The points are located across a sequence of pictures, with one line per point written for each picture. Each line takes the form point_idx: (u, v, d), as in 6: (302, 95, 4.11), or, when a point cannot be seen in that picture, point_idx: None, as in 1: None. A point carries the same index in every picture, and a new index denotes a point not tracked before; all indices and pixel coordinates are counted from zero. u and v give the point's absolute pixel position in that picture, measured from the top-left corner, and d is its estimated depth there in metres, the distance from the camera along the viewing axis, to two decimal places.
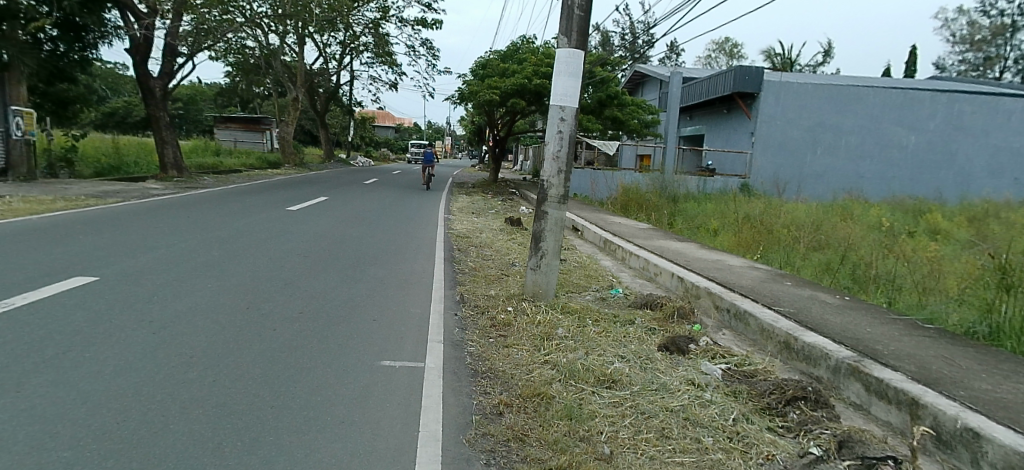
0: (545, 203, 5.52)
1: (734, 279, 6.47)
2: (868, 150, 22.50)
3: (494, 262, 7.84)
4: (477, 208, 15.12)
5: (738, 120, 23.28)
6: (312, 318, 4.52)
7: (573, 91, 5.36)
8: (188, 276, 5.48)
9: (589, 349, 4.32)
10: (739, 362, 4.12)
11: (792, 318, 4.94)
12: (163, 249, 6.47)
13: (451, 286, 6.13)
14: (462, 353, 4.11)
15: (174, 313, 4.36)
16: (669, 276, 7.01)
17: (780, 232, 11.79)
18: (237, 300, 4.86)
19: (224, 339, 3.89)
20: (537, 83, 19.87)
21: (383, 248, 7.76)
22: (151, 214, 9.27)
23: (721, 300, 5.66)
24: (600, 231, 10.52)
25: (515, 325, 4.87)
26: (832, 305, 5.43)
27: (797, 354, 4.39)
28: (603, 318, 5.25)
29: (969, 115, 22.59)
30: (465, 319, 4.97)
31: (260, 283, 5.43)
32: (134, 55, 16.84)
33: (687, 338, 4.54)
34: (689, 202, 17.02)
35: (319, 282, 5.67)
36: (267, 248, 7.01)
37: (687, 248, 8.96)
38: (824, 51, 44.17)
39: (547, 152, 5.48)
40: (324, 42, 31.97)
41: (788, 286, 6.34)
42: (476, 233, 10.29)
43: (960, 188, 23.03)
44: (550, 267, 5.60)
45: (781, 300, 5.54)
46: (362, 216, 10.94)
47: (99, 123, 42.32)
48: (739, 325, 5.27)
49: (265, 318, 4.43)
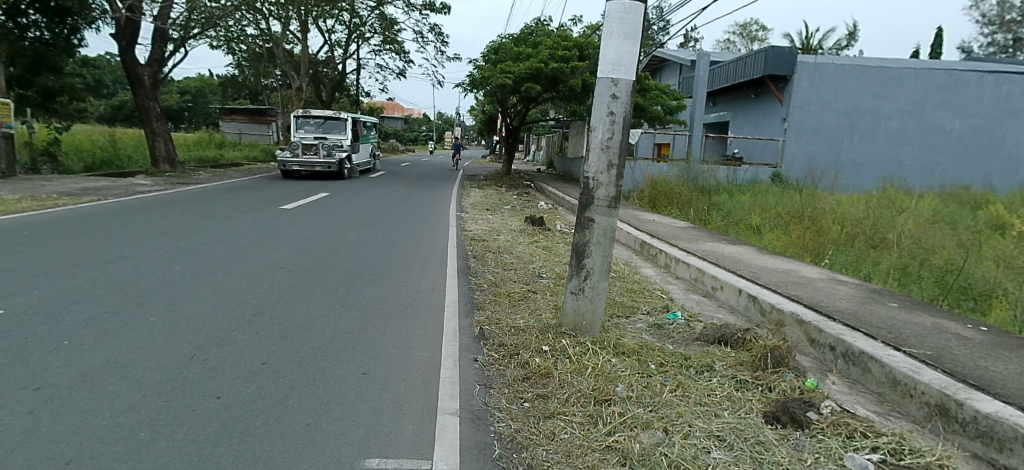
0: (591, 207, 4.18)
1: (823, 300, 5.15)
2: (909, 136, 20.84)
3: (517, 274, 6.53)
4: (492, 204, 13.86)
5: (769, 106, 21.65)
6: (275, 376, 3.26)
7: (628, 58, 4.04)
8: (125, 304, 4.24)
9: (668, 424, 3.00)
10: (893, 450, 2.80)
11: (937, 366, 3.58)
12: (113, 268, 5.26)
13: (470, 312, 4.87)
14: (487, 434, 2.83)
15: (81, 368, 3.12)
16: (735, 293, 5.69)
17: (834, 229, 10.47)
18: (180, 342, 3.62)
19: (136, 422, 2.63)
20: (554, 67, 18.40)
21: (385, 261, 6.51)
22: (119, 219, 8.09)
23: (822, 333, 4.36)
24: (634, 232, 9.20)
25: (556, 376, 3.58)
26: (975, 343, 4.04)
27: (965, 429, 3.04)
28: (669, 362, 3.94)
29: (1020, 96, 20.75)
30: (489, 370, 3.66)
31: (222, 315, 4.21)
32: (120, 40, 15.63)
33: (802, 402, 3.21)
34: (721, 194, 15.61)
35: (301, 313, 4.42)
36: (244, 264, 5.77)
37: (741, 252, 7.66)
38: (849, 34, 41.54)
39: (593, 140, 4.15)
40: (328, 28, 30.66)
41: (894, 309, 4.98)
42: (493, 234, 9.10)
43: (1010, 177, 21.26)
44: (597, 291, 4.28)
45: (905, 335, 4.17)
46: (365, 218, 9.73)
47: (107, 117, 41.18)
48: (856, 373, 3.94)
49: (209, 377, 3.17)
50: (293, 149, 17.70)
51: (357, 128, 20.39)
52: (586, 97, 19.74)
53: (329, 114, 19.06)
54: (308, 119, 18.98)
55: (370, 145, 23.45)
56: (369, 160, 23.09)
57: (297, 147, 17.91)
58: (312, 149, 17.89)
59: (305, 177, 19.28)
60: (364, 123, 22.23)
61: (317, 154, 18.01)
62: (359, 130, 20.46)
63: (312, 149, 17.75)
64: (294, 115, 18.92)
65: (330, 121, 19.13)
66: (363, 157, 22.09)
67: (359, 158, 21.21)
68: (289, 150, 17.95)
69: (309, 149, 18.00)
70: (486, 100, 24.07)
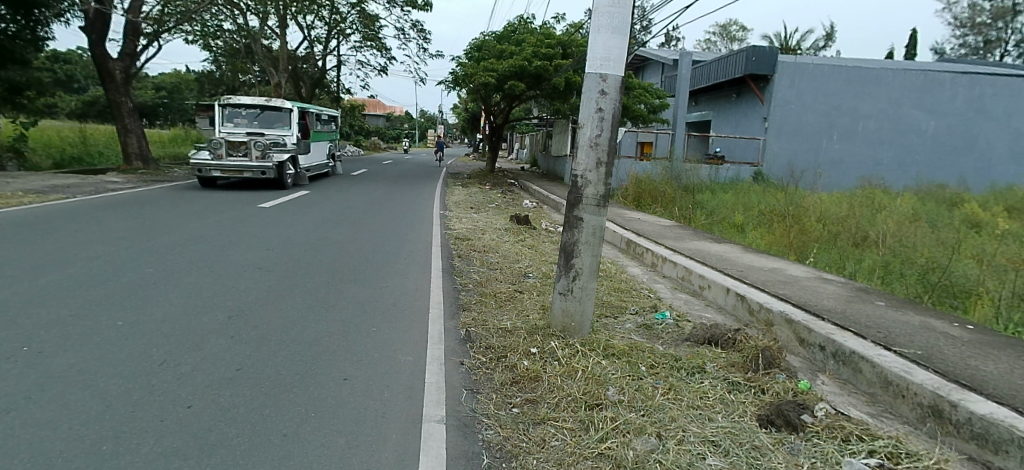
0: (579, 206, 4.09)
1: (811, 299, 5.13)
2: (886, 135, 21.16)
3: (503, 274, 6.42)
4: (476, 202, 13.72)
5: (750, 105, 21.83)
6: (251, 383, 3.10)
7: (617, 53, 3.95)
8: (91, 307, 4.03)
9: (662, 429, 2.91)
10: (890, 453, 2.74)
11: (928, 366, 3.55)
12: (79, 269, 5.02)
13: (455, 314, 4.74)
14: (475, 443, 2.71)
15: (41, 377, 2.93)
16: (723, 292, 5.65)
17: (817, 228, 10.54)
18: (149, 347, 3.44)
19: (99, 435, 2.46)
20: (537, 65, 18.30)
21: (368, 261, 6.35)
22: (89, 218, 7.80)
23: (812, 333, 4.31)
24: (619, 231, 9.15)
25: (545, 380, 3.47)
26: (963, 342, 4.03)
27: (959, 430, 3.00)
28: (659, 364, 3.85)
29: (993, 97, 21.21)
30: (476, 374, 3.54)
31: (195, 318, 4.02)
32: (90, 33, 15.15)
33: (795, 405, 3.14)
34: (704, 193, 15.66)
35: (280, 316, 4.26)
36: (219, 265, 5.57)
37: (727, 251, 7.64)
38: (826, 35, 42.15)
39: (582, 137, 4.05)
40: (308, 24, 30.18)
41: (881, 307, 4.97)
42: (478, 233, 8.96)
43: (984, 176, 21.71)
44: (585, 291, 4.19)
45: (894, 335, 4.15)
46: (346, 217, 9.53)
47: (78, 113, 40.03)
48: (847, 373, 3.90)
49: (180, 385, 3.00)
50: (212, 149, 13.01)
51: (306, 122, 15.97)
52: (570, 95, 19.68)
53: (268, 103, 14.70)
54: (239, 109, 14.64)
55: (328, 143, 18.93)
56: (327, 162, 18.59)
57: (218, 146, 13.22)
58: (239, 149, 13.24)
59: (229, 185, 14.49)
60: (322, 116, 17.83)
61: (246, 155, 13.28)
62: (310, 125, 16.13)
63: (239, 148, 13.07)
64: (221, 103, 14.62)
65: (268, 113, 14.79)
66: (319, 158, 17.56)
67: (310, 160, 16.68)
68: (209, 150, 13.35)
69: (235, 148, 13.32)
70: (469, 97, 23.88)
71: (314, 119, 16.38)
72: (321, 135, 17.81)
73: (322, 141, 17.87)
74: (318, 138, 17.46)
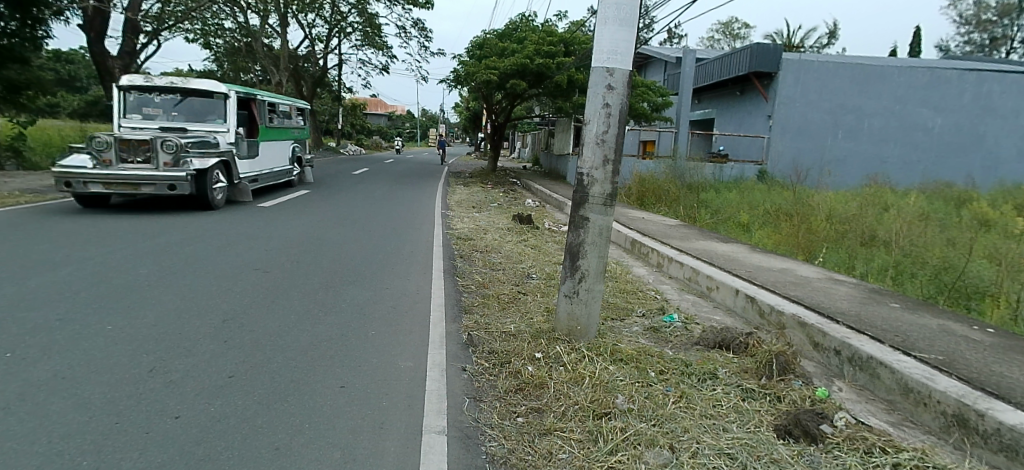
0: (585, 205, 3.94)
1: (824, 300, 4.98)
2: (892, 133, 20.96)
3: (506, 275, 6.27)
4: (478, 201, 13.57)
5: (754, 104, 21.64)
6: (244, 391, 2.97)
7: (624, 46, 3.80)
8: (80, 310, 3.90)
9: (674, 441, 2.77)
10: (914, 467, 2.60)
11: (950, 372, 3.39)
12: (70, 270, 4.89)
13: (456, 317, 4.60)
14: (477, 455, 2.57)
15: (23, 386, 2.80)
16: (732, 293, 5.49)
17: (824, 226, 10.38)
18: (138, 353, 3.30)
19: (79, 448, 2.32)
20: (540, 63, 18.13)
21: (368, 262, 6.21)
22: (84, 218, 7.67)
23: (827, 336, 4.16)
24: (624, 230, 9.01)
25: (551, 387, 3.34)
26: (985, 347, 3.87)
27: (986, 442, 2.85)
28: (669, 369, 3.71)
29: (999, 94, 21.00)
30: (478, 380, 3.39)
31: (187, 322, 3.88)
32: (88, 32, 15.01)
33: (814, 414, 2.99)
34: (708, 192, 15.49)
35: (276, 320, 4.12)
36: (214, 267, 5.41)
37: (735, 251, 7.48)
38: (830, 33, 41.87)
39: (587, 133, 3.90)
40: (309, 22, 30.03)
41: (897, 309, 4.81)
42: (480, 232, 8.81)
43: (990, 174, 21.48)
44: (592, 294, 4.05)
45: (913, 339, 3.99)
46: (346, 217, 9.39)
47: (80, 112, 39.93)
48: (865, 379, 3.74)
49: (167, 394, 2.86)
50: (95, 153, 8.92)
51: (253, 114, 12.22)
52: (572, 94, 19.50)
53: (192, 85, 10.94)
54: (151, 94, 10.81)
55: (293, 142, 14.96)
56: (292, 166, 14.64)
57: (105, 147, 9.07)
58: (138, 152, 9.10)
59: (128, 205, 10.19)
60: (283, 106, 13.94)
61: (149, 163, 9.13)
62: (258, 117, 12.28)
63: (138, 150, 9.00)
64: (126, 86, 10.74)
65: (189, 99, 10.96)
66: (277, 161, 13.51)
67: (260, 166, 12.54)
68: (90, 157, 9.10)
69: (131, 152, 9.09)
70: (471, 96, 23.70)
71: (264, 109, 12.49)
72: (281, 131, 13.86)
73: (283, 140, 13.95)
74: (277, 135, 13.51)
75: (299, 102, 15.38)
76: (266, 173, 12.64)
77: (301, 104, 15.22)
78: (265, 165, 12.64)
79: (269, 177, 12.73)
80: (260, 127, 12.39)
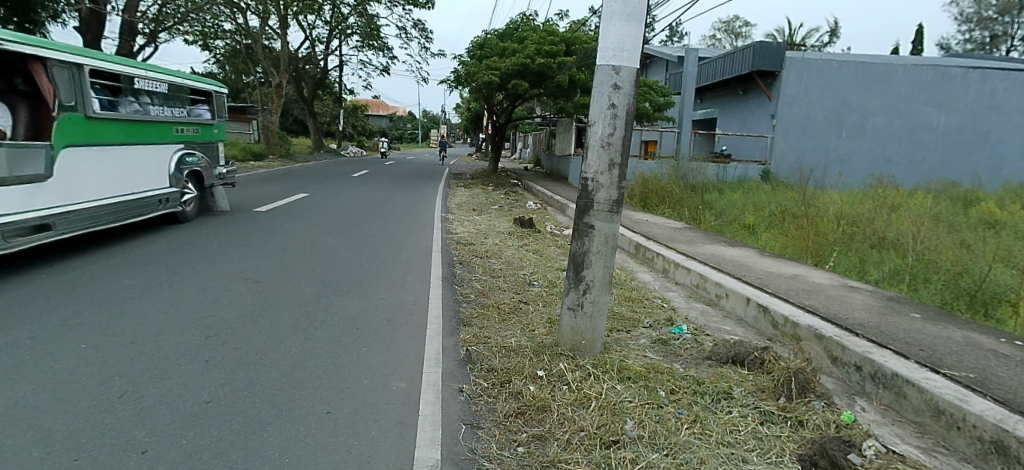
0: (590, 212, 3.70)
1: (840, 310, 4.74)
2: (897, 132, 20.67)
3: (506, 282, 6.04)
4: (478, 204, 13.35)
5: (758, 103, 21.37)
6: (220, 420, 2.74)
7: (631, 42, 3.56)
8: (53, 327, 3.66)
9: None
10: None
11: (986, 394, 3.15)
12: (48, 281, 4.65)
13: (454, 330, 4.36)
14: None
15: None
16: (743, 302, 5.26)
17: (831, 228, 10.14)
18: (109, 376, 3.07)
19: None
20: (541, 62, 17.89)
21: (362, 270, 5.98)
22: None
23: (847, 351, 3.92)
24: (628, 234, 8.76)
25: (554, 410, 3.10)
26: (1017, 363, 3.62)
27: None
28: (680, 388, 3.47)
29: (1005, 92, 20.71)
30: (476, 403, 3.16)
31: (167, 340, 3.66)
32: (84, 34, 14.80)
33: (841, 442, 2.75)
34: (713, 193, 15.23)
35: (263, 336, 3.88)
36: (201, 276, 5.18)
37: (743, 255, 7.24)
38: (831, 31, 41.56)
39: (592, 136, 3.66)
40: (309, 23, 29.80)
41: (917, 320, 4.57)
42: (480, 237, 8.59)
43: (997, 173, 21.18)
44: (597, 307, 3.81)
45: (940, 354, 3.74)
46: (343, 221, 9.17)
47: None
48: (891, 399, 3.50)
49: (136, 424, 2.63)
50: None
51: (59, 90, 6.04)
52: (574, 94, 19.24)
53: None
54: None
55: (185, 146, 8.62)
56: (184, 190, 8.45)
57: None
58: None
59: None
60: (146, 85, 7.59)
61: None
62: (53, 93, 5.92)
63: None
64: None
65: None
66: (125, 183, 7.05)
67: (107, 190, 6.72)
68: None
69: None
70: (471, 96, 23.48)
71: (83, 84, 6.31)
72: (149, 129, 7.61)
73: (147, 141, 7.56)
74: (129, 135, 7.14)
75: (206, 81, 9.20)
76: (82, 212, 6.16)
77: (202, 87, 8.93)
78: (78, 195, 6.16)
79: (121, 211, 6.85)
80: (63, 119, 6.00)
